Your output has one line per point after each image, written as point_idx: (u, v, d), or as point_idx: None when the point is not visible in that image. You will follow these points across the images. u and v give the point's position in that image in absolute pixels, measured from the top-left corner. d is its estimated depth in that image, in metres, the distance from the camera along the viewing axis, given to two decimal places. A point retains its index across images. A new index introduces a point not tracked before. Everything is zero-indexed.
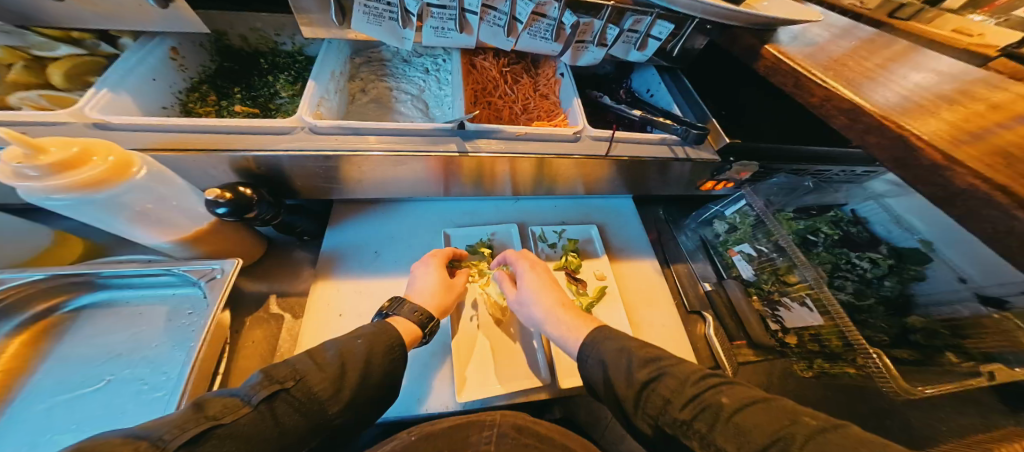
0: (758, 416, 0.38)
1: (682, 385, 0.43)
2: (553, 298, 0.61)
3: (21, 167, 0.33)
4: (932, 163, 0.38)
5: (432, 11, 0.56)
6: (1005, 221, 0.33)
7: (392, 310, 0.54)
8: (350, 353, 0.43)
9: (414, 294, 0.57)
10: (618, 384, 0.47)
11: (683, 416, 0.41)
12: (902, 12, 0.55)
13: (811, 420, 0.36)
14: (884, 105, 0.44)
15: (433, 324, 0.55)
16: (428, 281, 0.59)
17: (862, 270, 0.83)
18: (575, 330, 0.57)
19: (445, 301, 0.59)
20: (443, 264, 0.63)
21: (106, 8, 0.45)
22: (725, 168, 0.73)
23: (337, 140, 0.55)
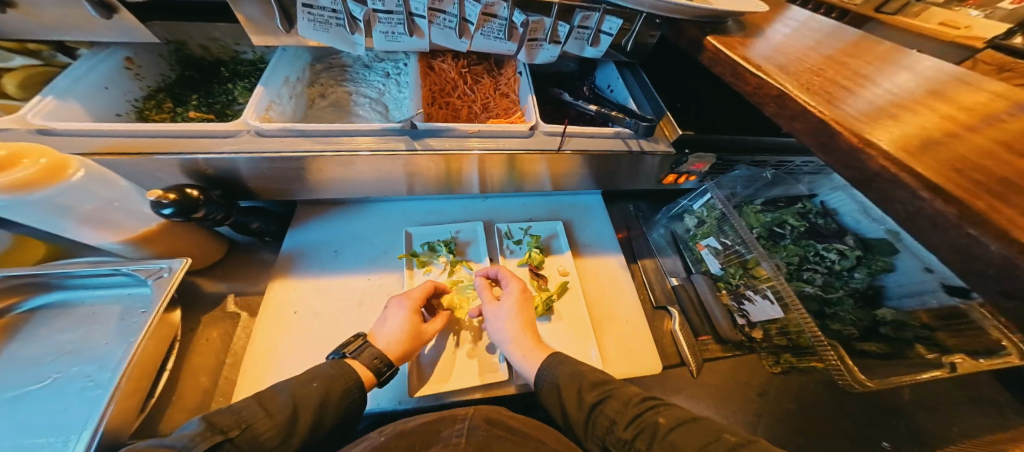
0: (688, 435, 0.42)
1: (626, 407, 0.48)
2: (520, 323, 0.60)
3: None
4: (850, 146, 0.39)
5: (379, 17, 0.57)
6: (913, 202, 0.34)
7: (353, 352, 0.49)
8: (304, 400, 0.41)
9: (377, 334, 0.51)
10: (570, 407, 0.50)
11: (626, 436, 0.45)
12: (895, 7, 0.71)
13: (732, 437, 0.40)
14: (808, 91, 0.45)
15: (392, 372, 0.49)
16: (394, 323, 0.53)
17: (831, 261, 0.82)
18: (532, 355, 0.57)
19: (411, 348, 0.52)
20: (420, 307, 0.56)
21: (49, 18, 0.48)
22: (681, 160, 0.73)
23: (285, 142, 0.57)
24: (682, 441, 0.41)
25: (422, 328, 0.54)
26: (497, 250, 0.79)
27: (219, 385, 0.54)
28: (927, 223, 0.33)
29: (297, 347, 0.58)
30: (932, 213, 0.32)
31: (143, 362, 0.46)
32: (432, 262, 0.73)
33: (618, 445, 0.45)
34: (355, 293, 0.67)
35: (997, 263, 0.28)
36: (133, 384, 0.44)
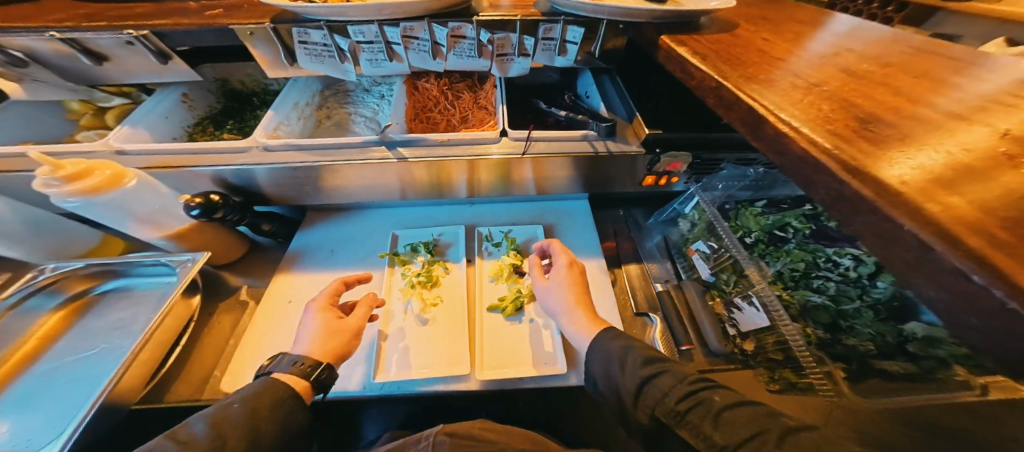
0: (740, 415, 0.37)
1: (678, 383, 0.43)
2: (575, 299, 0.61)
3: (48, 179, 0.50)
4: (776, 133, 0.39)
5: (362, 47, 0.69)
6: (836, 185, 0.32)
7: (273, 369, 0.50)
8: (225, 423, 0.42)
9: (296, 346, 0.53)
10: (622, 380, 0.47)
11: (678, 408, 0.41)
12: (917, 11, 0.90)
13: (788, 420, 0.36)
14: (743, 84, 0.46)
15: (323, 371, 0.51)
16: (314, 332, 0.55)
17: (844, 268, 0.69)
18: (588, 326, 0.57)
19: (333, 346, 0.54)
20: (326, 307, 0.58)
21: (130, 70, 0.66)
22: (654, 160, 0.73)
23: (284, 155, 0.68)
24: (740, 418, 0.37)
25: (343, 324, 0.58)
26: (476, 252, 0.82)
27: (214, 367, 0.63)
28: (849, 207, 0.31)
29: (282, 334, 0.66)
30: (852, 196, 0.30)
31: (157, 337, 0.57)
32: (412, 261, 0.79)
33: (668, 416, 0.41)
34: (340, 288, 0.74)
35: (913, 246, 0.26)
36: (147, 355, 0.55)
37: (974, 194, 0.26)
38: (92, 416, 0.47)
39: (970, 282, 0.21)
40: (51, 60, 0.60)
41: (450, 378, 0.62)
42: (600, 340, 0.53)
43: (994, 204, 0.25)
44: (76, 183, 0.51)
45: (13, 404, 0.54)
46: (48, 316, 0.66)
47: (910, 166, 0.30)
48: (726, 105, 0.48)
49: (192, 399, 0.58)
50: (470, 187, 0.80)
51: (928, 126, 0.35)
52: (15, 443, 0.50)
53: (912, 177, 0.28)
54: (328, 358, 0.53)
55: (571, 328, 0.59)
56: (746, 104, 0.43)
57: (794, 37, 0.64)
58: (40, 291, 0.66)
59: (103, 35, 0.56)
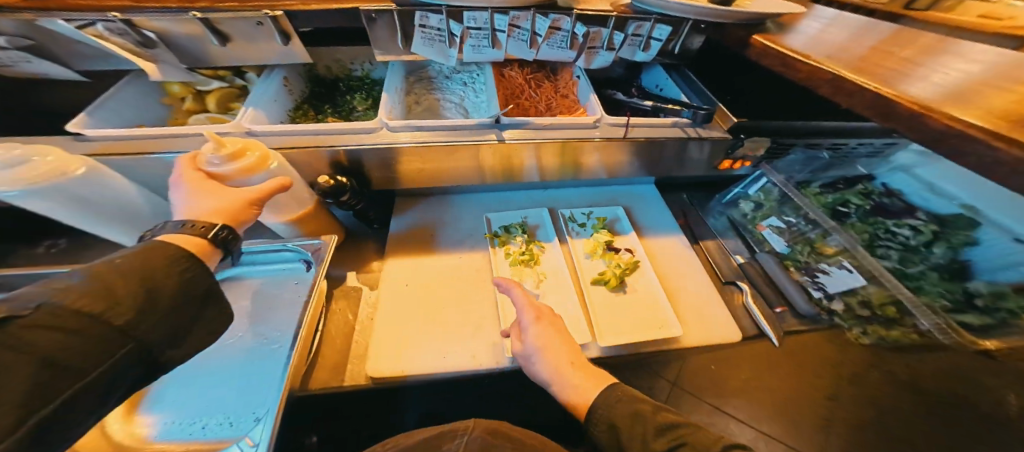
0: None
1: None
2: (565, 356, 0.52)
3: (211, 157, 0.49)
4: (910, 113, 0.46)
5: (471, 32, 0.72)
6: (984, 152, 0.39)
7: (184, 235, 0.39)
8: None
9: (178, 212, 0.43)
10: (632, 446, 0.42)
11: None
12: None
13: None
14: (860, 74, 0.53)
15: (224, 233, 0.42)
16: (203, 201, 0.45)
17: (904, 237, 0.78)
18: (583, 390, 0.50)
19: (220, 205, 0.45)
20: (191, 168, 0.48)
21: (249, 51, 0.67)
22: (737, 145, 0.80)
23: (406, 135, 0.71)
24: None
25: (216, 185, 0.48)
26: (565, 232, 0.86)
27: (346, 352, 0.64)
28: (1001, 170, 0.38)
29: (412, 312, 0.68)
30: (1002, 161, 0.37)
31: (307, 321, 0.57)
32: (510, 241, 0.82)
33: None
34: (452, 267, 0.77)
35: None
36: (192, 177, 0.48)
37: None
38: (284, 413, 0.49)
39: None
40: (174, 40, 0.60)
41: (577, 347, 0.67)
42: (604, 398, 0.48)
43: None
44: (234, 163, 0.51)
45: (165, 393, 0.57)
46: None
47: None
48: (844, 92, 0.54)
49: (341, 382, 0.59)
50: (540, 172, 0.84)
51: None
52: (184, 432, 0.54)
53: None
54: (224, 219, 0.44)
55: (563, 388, 0.51)
56: (872, 91, 0.50)
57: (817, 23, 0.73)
58: None
59: (240, 17, 0.58)
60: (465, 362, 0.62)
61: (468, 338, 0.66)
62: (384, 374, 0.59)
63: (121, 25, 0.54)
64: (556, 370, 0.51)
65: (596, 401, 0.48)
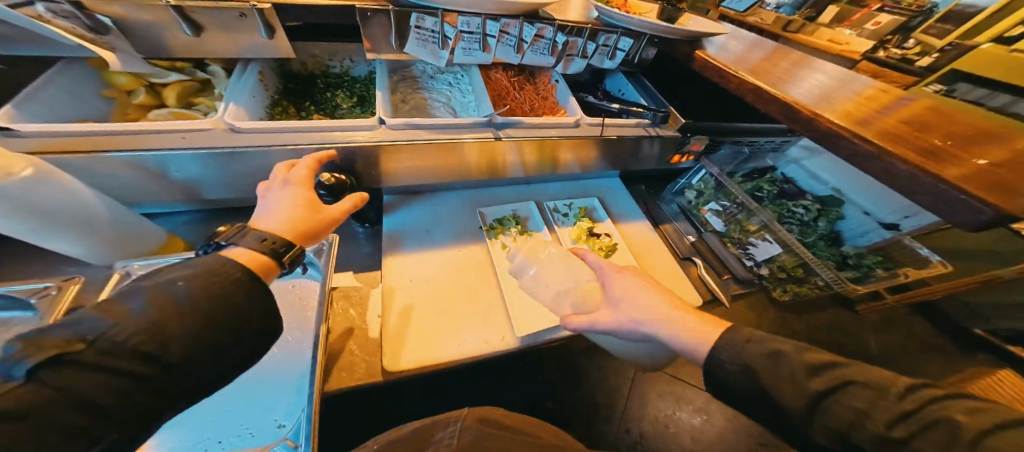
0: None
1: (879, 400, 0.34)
2: (659, 304, 0.56)
3: None
4: (807, 117, 0.64)
5: (463, 36, 0.76)
6: (851, 147, 0.58)
7: (229, 240, 0.43)
8: None
9: (259, 221, 0.47)
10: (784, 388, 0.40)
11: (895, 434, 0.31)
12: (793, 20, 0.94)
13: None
14: (773, 87, 0.71)
15: (293, 252, 0.46)
16: (303, 215, 0.50)
17: (800, 215, 1.03)
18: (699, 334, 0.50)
19: (299, 224, 0.49)
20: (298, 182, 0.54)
21: (220, 42, 0.61)
22: (685, 142, 0.97)
23: (405, 133, 0.72)
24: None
25: (320, 209, 0.53)
26: (552, 223, 0.95)
27: (354, 352, 0.61)
28: (863, 158, 0.57)
29: (421, 306, 0.69)
30: (864, 152, 0.56)
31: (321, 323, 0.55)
32: (504, 233, 0.88)
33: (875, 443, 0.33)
34: (452, 260, 0.79)
35: (900, 174, 0.52)
36: (305, 182, 0.55)
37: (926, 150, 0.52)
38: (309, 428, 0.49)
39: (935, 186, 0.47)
40: (134, 28, 0.54)
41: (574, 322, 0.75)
42: (722, 346, 0.46)
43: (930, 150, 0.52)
44: None
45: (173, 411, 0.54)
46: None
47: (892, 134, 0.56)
48: (762, 100, 0.72)
49: (358, 380, 0.58)
50: (523, 168, 0.92)
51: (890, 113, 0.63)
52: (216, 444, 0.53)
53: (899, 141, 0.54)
54: (293, 236, 0.48)
55: (674, 334, 0.51)
56: (782, 100, 0.68)
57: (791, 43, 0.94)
58: None
59: (221, 7, 0.54)
60: (478, 347, 0.66)
61: (480, 324, 0.70)
62: (405, 367, 0.60)
63: (68, 7, 0.47)
64: (650, 320, 0.55)
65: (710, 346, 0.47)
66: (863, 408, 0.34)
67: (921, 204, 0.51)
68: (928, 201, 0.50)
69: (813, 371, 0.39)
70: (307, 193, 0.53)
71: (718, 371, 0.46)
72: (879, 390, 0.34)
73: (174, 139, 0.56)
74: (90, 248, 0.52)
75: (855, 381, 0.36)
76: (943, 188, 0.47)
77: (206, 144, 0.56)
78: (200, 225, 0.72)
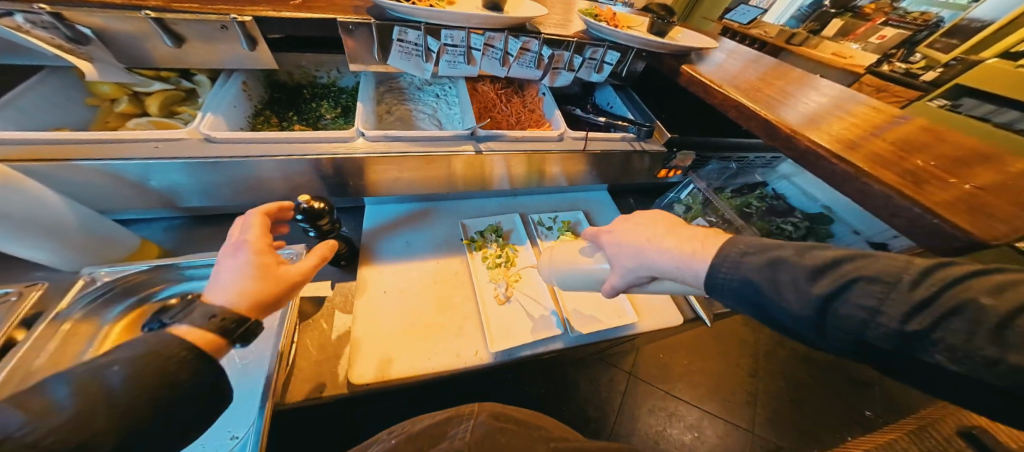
0: None
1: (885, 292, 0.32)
2: (659, 228, 0.47)
3: None
4: (787, 135, 0.63)
5: (447, 49, 0.77)
6: (829, 167, 0.57)
7: (176, 321, 0.32)
8: None
9: (207, 294, 0.34)
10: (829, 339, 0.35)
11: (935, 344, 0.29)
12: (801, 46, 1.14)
13: None
14: (754, 103, 0.71)
15: (249, 329, 0.34)
16: (268, 286, 0.37)
17: (789, 232, 1.02)
18: (694, 250, 0.43)
19: (261, 288, 0.36)
20: (264, 229, 0.42)
21: (203, 53, 0.62)
22: (671, 157, 0.96)
23: (383, 145, 0.72)
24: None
25: (288, 269, 0.40)
26: (536, 236, 0.94)
27: (322, 362, 0.61)
28: (839, 179, 0.56)
29: (392, 318, 0.69)
30: (840, 171, 0.55)
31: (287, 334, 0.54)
32: (486, 245, 0.88)
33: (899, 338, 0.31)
34: (429, 273, 0.79)
35: (876, 198, 0.51)
36: (261, 244, 0.40)
37: (905, 171, 0.51)
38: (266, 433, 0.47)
39: (912, 209, 0.47)
40: (116, 38, 0.55)
41: (550, 339, 0.73)
42: (722, 258, 0.40)
43: (911, 174, 0.50)
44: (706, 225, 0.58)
45: None
46: (110, 328, 0.53)
47: (875, 154, 0.54)
48: (744, 116, 0.71)
49: (321, 392, 0.57)
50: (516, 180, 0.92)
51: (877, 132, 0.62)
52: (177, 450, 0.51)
53: (883, 164, 0.52)
54: (252, 309, 0.35)
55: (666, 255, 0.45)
56: (762, 117, 0.67)
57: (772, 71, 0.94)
58: (106, 296, 0.53)
59: (202, 20, 0.55)
60: (448, 361, 0.65)
61: (450, 337, 0.69)
62: (369, 380, 0.59)
63: (48, 18, 0.48)
64: (648, 247, 0.47)
65: (712, 258, 0.41)
66: (876, 305, 0.32)
67: (897, 227, 0.49)
68: (905, 224, 0.48)
69: (816, 274, 0.35)
70: (264, 250, 0.39)
71: (715, 285, 0.41)
72: (890, 282, 0.32)
73: (148, 148, 0.57)
74: (59, 254, 0.52)
75: (864, 276, 0.33)
76: (919, 212, 0.46)
77: (184, 154, 0.57)
78: (180, 231, 0.73)
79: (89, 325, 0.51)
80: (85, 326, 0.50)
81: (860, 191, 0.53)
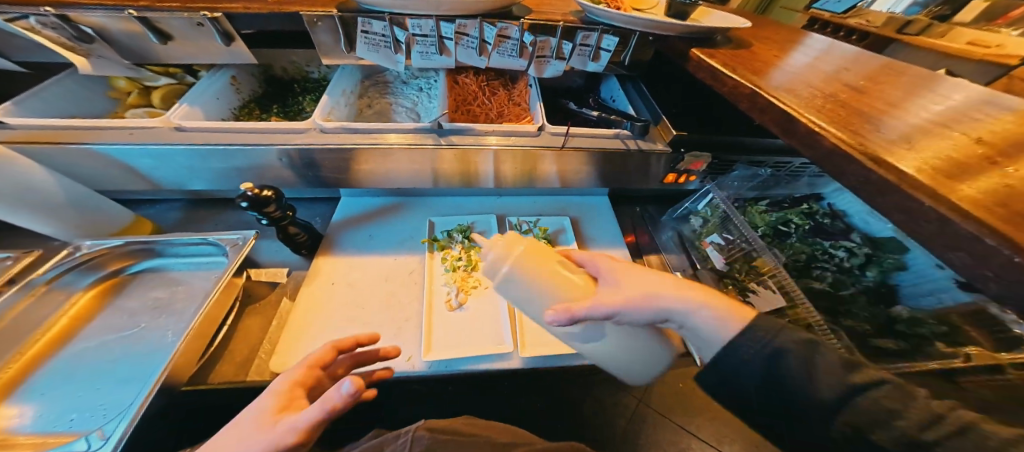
0: None
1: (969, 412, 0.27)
2: (691, 288, 0.44)
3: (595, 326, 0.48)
4: (807, 131, 0.46)
5: (417, 39, 0.74)
6: (863, 173, 0.39)
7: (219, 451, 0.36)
8: None
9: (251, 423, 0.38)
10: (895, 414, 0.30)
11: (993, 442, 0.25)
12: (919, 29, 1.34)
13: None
14: (774, 89, 0.54)
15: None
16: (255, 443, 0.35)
17: (840, 259, 0.84)
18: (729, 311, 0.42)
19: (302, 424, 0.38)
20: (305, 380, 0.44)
21: (190, 48, 0.67)
22: (678, 158, 0.80)
23: (340, 136, 0.71)
24: None
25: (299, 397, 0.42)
26: None
27: (257, 349, 0.61)
28: (875, 190, 0.39)
29: (335, 311, 0.67)
30: (878, 181, 0.38)
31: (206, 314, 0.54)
32: (450, 246, 0.82)
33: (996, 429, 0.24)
34: (384, 270, 0.76)
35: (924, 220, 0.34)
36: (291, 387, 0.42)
37: (976, 183, 0.33)
38: (155, 410, 0.45)
39: (981, 242, 0.28)
40: (114, 37, 0.62)
41: (494, 356, 0.64)
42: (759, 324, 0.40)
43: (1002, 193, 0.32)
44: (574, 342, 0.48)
45: (49, 382, 0.51)
46: (81, 294, 0.61)
47: (927, 160, 0.37)
48: (757, 108, 0.55)
49: (242, 379, 0.57)
50: (493, 179, 0.85)
51: (932, 130, 0.44)
52: (52, 423, 0.47)
53: (947, 175, 0.34)
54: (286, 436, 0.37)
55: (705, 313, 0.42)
56: (779, 106, 0.51)
57: (795, 55, 0.75)
58: (75, 269, 0.61)
59: (178, 16, 0.60)
60: (379, 364, 0.61)
61: (388, 339, 0.65)
62: None
63: (55, 20, 0.55)
64: (699, 311, 0.42)
65: (743, 325, 0.40)
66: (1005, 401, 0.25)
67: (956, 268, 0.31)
68: (968, 262, 0.30)
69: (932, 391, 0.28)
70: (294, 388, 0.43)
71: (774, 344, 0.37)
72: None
73: (126, 137, 0.63)
74: (56, 227, 0.60)
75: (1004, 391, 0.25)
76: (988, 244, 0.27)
77: (152, 140, 0.62)
78: (180, 211, 0.81)
79: (62, 291, 0.60)
80: (59, 292, 0.59)
81: (895, 210, 0.36)
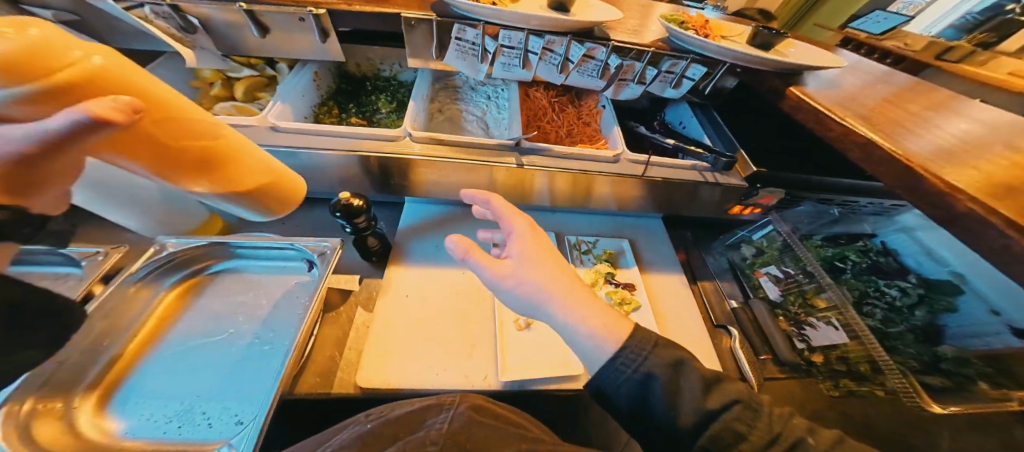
0: None
1: None
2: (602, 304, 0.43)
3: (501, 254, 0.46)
4: (934, 190, 0.45)
5: (504, 50, 0.73)
6: (1000, 239, 0.38)
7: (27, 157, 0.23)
8: None
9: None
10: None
11: None
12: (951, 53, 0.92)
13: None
14: (891, 142, 0.54)
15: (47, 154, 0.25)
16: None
17: (891, 297, 0.83)
18: (613, 329, 0.41)
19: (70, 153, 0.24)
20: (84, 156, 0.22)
21: (285, 43, 0.66)
22: (753, 193, 0.79)
23: (426, 146, 0.71)
24: None
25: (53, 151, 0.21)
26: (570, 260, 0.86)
27: (336, 358, 0.62)
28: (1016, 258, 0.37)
29: (408, 319, 0.68)
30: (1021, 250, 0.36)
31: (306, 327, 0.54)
32: None
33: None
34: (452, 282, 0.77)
35: None
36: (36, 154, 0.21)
37: None
38: None
39: None
40: (217, 28, 0.61)
41: (565, 379, 0.65)
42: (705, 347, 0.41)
43: None
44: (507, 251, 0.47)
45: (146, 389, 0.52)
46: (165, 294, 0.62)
47: None
48: (873, 160, 0.55)
49: (326, 387, 0.58)
50: (560, 198, 0.84)
51: None
52: (160, 430, 0.48)
53: None
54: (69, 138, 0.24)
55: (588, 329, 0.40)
56: (902, 164, 0.50)
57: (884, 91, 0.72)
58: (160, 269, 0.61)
59: (283, 12, 0.59)
60: (455, 380, 0.62)
61: (460, 352, 0.66)
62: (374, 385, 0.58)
63: (167, 9, 0.54)
64: (581, 322, 0.40)
65: (622, 342, 0.40)
66: None
67: None
68: None
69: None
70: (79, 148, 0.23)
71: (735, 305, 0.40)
72: None
73: None
74: (149, 218, 0.61)
75: None
76: None
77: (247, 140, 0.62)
78: None
79: (148, 291, 0.60)
80: (146, 291, 0.59)
81: None
